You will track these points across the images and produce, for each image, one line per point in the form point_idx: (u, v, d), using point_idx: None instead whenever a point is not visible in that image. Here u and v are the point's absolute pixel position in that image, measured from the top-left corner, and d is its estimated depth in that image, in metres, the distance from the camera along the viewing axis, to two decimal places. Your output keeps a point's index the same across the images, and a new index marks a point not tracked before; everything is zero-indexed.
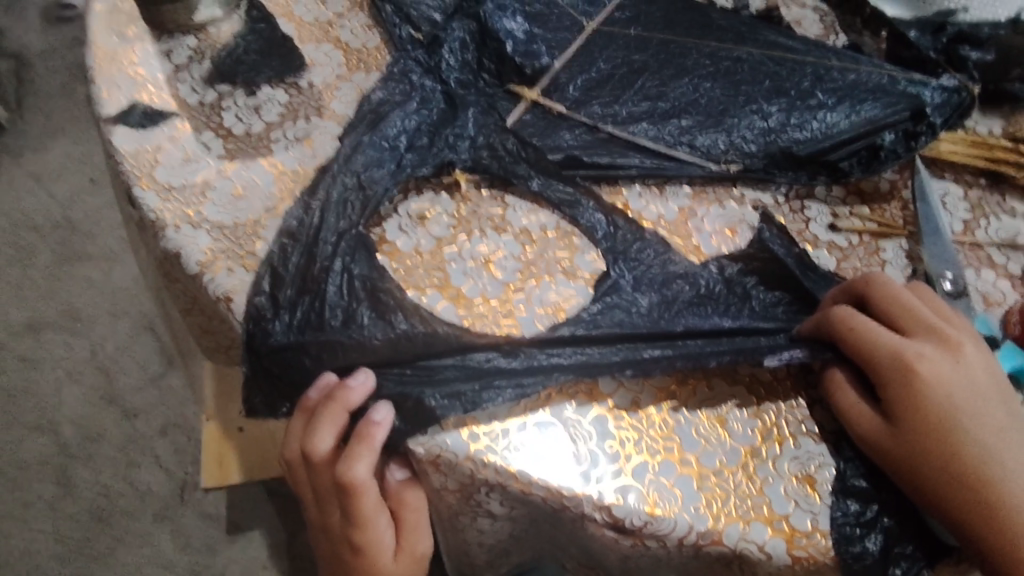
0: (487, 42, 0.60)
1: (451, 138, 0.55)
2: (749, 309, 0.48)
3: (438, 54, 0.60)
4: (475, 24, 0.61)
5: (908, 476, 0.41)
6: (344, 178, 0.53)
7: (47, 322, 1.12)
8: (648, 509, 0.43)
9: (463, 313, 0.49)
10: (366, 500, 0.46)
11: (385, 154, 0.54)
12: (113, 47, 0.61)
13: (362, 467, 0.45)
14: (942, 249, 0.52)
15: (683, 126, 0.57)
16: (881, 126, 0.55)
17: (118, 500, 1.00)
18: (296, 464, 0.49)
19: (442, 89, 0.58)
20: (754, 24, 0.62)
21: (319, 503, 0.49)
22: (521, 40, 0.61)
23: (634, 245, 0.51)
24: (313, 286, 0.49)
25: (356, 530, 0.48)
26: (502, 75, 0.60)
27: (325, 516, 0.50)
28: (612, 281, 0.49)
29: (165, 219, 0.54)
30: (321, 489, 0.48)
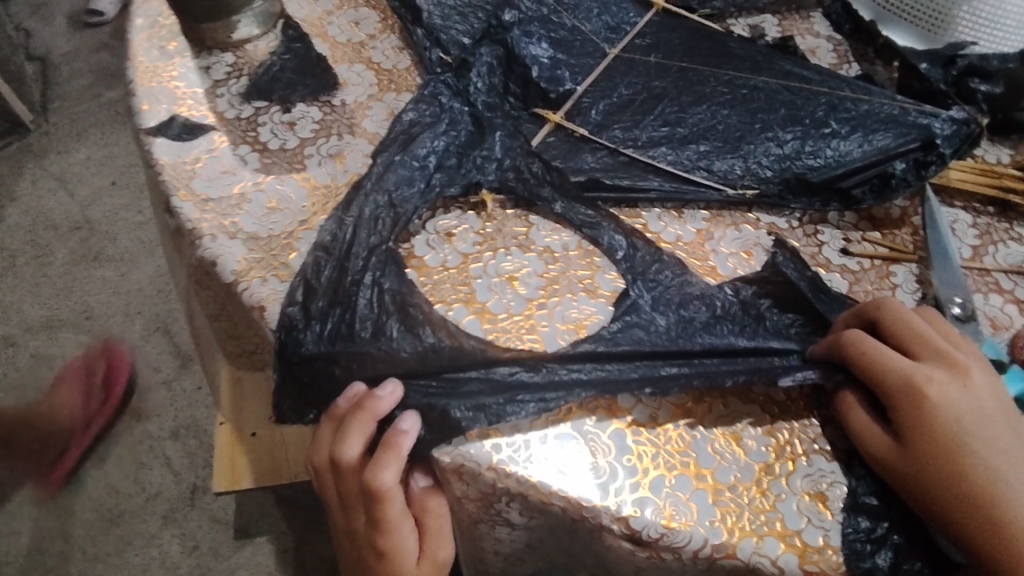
0: (514, 67, 0.62)
1: (479, 160, 0.57)
2: (763, 329, 0.50)
3: (467, 77, 0.62)
4: (502, 50, 0.63)
5: (918, 495, 0.43)
6: (376, 197, 0.55)
7: (64, 321, 1.15)
8: (664, 522, 0.45)
9: (488, 327, 0.51)
10: (392, 507, 0.48)
11: (416, 173, 0.56)
12: (154, 61, 0.65)
13: (388, 474, 0.46)
14: (951, 275, 0.53)
15: (701, 151, 0.59)
16: (892, 156, 0.57)
17: (128, 500, 1.02)
18: (323, 470, 0.50)
19: (470, 111, 0.60)
20: (770, 54, 0.64)
21: (346, 508, 0.51)
22: (546, 66, 0.63)
23: (653, 266, 0.53)
24: (345, 298, 0.51)
25: (381, 535, 0.49)
26: (528, 98, 0.62)
27: (351, 520, 0.51)
28: (631, 300, 0.51)
29: (201, 229, 0.57)
30: (348, 494, 0.50)
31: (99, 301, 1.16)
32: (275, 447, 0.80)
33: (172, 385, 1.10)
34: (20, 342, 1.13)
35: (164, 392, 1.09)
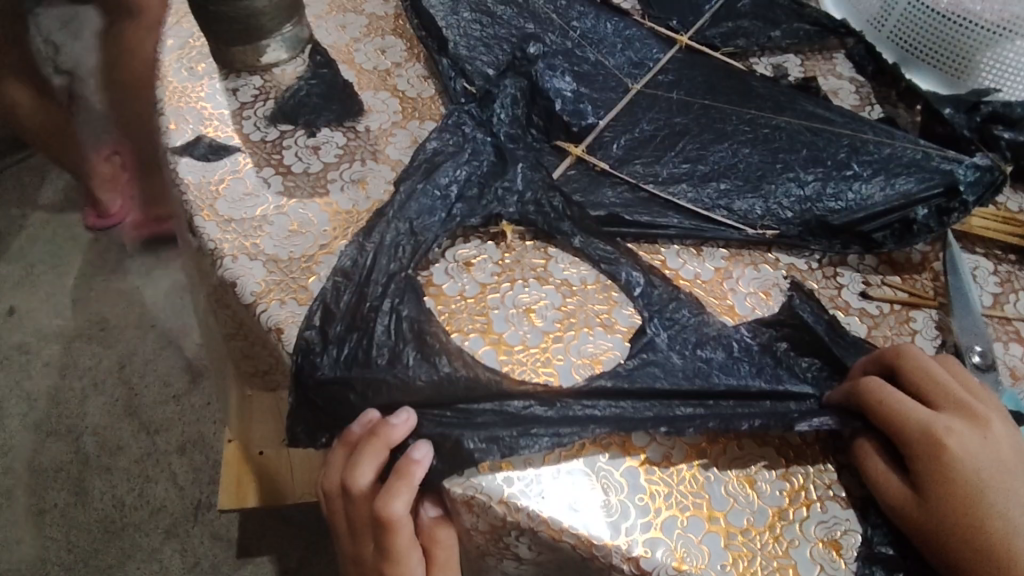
0: (537, 99, 0.63)
1: (500, 192, 0.57)
2: (779, 373, 0.49)
3: (490, 108, 0.62)
4: (526, 82, 0.64)
5: (937, 547, 0.42)
6: (398, 224, 0.55)
7: (79, 332, 1.17)
8: (675, 564, 0.44)
9: (503, 359, 0.51)
10: (401, 536, 0.47)
11: (436, 202, 0.57)
12: (184, 81, 0.67)
13: (399, 503, 0.46)
14: (972, 322, 0.53)
15: (722, 189, 0.59)
16: (914, 201, 0.57)
17: (133, 513, 1.02)
18: (332, 496, 0.50)
19: (492, 142, 0.59)
20: (793, 94, 0.65)
21: (353, 534, 0.51)
22: (569, 99, 0.64)
23: (670, 304, 0.53)
24: (362, 324, 0.51)
25: (387, 563, 0.49)
26: (550, 132, 0.62)
27: (358, 546, 0.51)
28: (648, 338, 0.51)
29: (223, 249, 0.57)
30: (356, 520, 0.49)
31: (113, 311, 1.19)
32: (279, 469, 0.80)
33: (181, 399, 1.10)
34: (35, 349, 1.16)
35: (174, 406, 1.10)
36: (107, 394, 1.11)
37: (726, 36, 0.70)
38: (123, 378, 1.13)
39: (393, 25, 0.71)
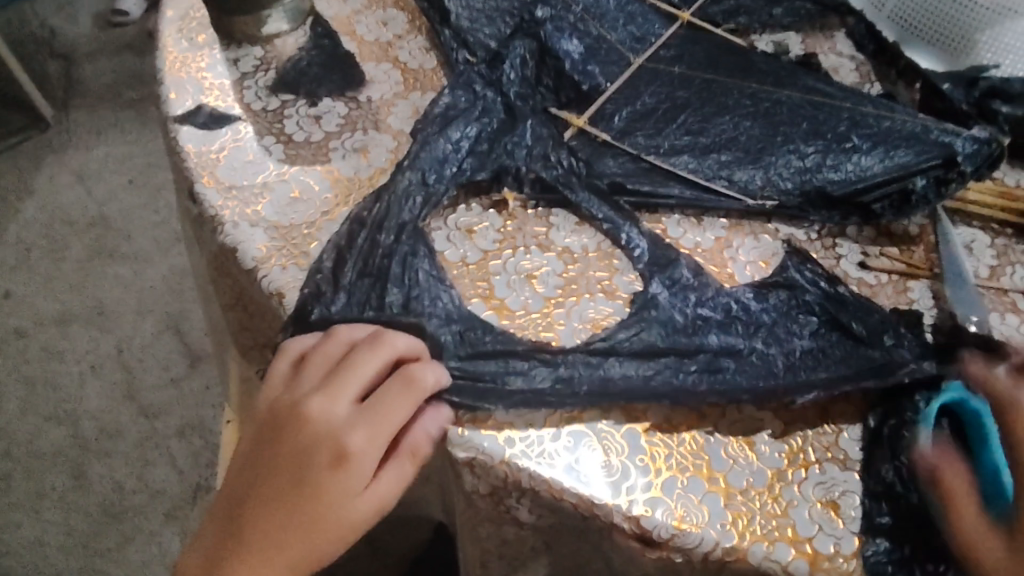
0: (546, 60, 0.64)
1: (509, 145, 0.58)
2: (790, 329, 0.50)
3: (499, 69, 0.63)
4: (535, 43, 0.65)
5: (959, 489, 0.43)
6: (411, 173, 0.56)
7: (75, 316, 1.19)
8: (675, 523, 0.45)
9: (505, 323, 0.51)
10: (407, 406, 0.44)
11: (450, 154, 0.57)
12: (184, 52, 0.67)
13: (431, 374, 0.45)
14: (966, 295, 0.54)
15: (722, 160, 0.60)
16: (913, 172, 0.57)
17: (131, 497, 1.05)
18: (333, 347, 0.46)
19: (502, 100, 0.60)
20: (794, 69, 0.65)
21: (324, 386, 0.45)
22: (578, 60, 0.65)
23: (671, 265, 0.53)
24: (375, 270, 0.52)
25: (364, 428, 0.43)
26: (561, 88, 0.64)
27: (315, 405, 0.44)
28: (651, 295, 0.52)
29: (224, 215, 0.57)
30: (353, 373, 0.45)
31: (110, 295, 1.21)
32: None
33: (180, 383, 1.13)
34: (32, 334, 1.17)
35: (173, 390, 1.13)
36: (105, 380, 1.14)
37: (729, 13, 0.70)
38: (121, 361, 1.15)
39: None
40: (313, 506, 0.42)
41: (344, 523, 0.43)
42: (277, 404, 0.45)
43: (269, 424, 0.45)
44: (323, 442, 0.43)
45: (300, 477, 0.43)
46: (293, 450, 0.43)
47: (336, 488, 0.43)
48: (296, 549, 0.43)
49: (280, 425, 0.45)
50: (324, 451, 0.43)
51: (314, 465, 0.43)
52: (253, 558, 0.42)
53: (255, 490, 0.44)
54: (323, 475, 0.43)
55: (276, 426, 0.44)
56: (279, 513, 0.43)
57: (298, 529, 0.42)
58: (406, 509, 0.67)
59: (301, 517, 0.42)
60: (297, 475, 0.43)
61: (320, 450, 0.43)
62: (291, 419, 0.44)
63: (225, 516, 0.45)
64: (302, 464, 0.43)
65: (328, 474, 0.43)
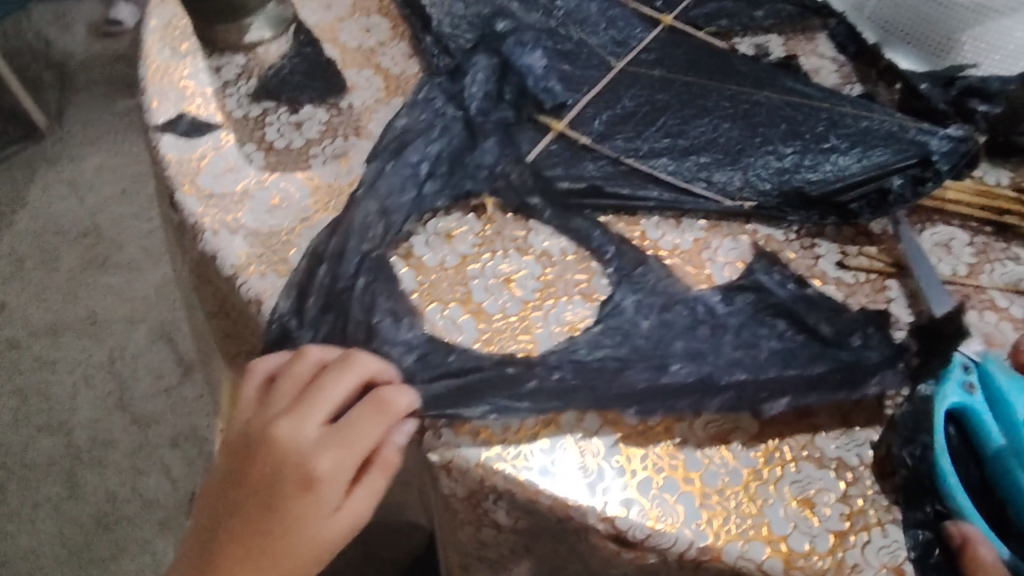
0: (508, 76, 0.65)
1: (471, 168, 0.58)
2: (759, 332, 0.50)
3: (461, 82, 0.64)
4: (497, 59, 0.65)
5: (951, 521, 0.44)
6: (368, 205, 0.56)
7: (69, 325, 1.20)
8: (651, 523, 0.45)
9: (482, 327, 0.51)
10: (376, 429, 0.44)
11: (407, 179, 0.57)
12: (166, 60, 0.67)
13: (402, 399, 0.45)
14: (938, 291, 0.54)
15: (701, 162, 0.60)
16: (890, 171, 0.57)
17: (123, 505, 1.05)
18: (303, 368, 0.46)
19: (461, 115, 0.61)
20: (774, 71, 0.65)
21: (292, 409, 0.45)
22: (539, 76, 0.65)
23: (638, 270, 0.53)
24: (337, 303, 0.51)
25: (332, 451, 0.43)
26: (521, 105, 0.63)
27: (283, 428, 0.44)
28: (615, 303, 0.52)
29: (204, 223, 0.57)
30: (321, 396, 0.45)
31: (103, 304, 1.22)
32: None
33: (172, 392, 1.14)
34: (25, 344, 1.18)
35: (166, 399, 1.13)
36: (98, 390, 1.14)
37: (710, 17, 0.70)
38: (114, 371, 1.15)
39: (378, 5, 0.72)
40: (281, 531, 0.42)
41: (317, 547, 0.43)
42: (245, 429, 0.45)
43: (238, 450, 0.45)
44: (292, 466, 0.43)
45: (269, 502, 0.43)
46: (262, 474, 0.43)
47: (306, 513, 0.42)
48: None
49: (249, 449, 0.44)
50: (292, 476, 0.43)
51: (281, 490, 0.43)
52: None
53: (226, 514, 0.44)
54: (292, 500, 0.43)
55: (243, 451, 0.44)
56: (248, 541, 0.43)
57: (265, 557, 0.42)
58: (392, 513, 0.67)
59: (269, 544, 0.42)
60: (266, 502, 0.43)
61: (289, 475, 0.43)
62: (259, 444, 0.44)
63: (195, 545, 0.45)
64: (270, 490, 0.43)
65: (296, 499, 0.43)
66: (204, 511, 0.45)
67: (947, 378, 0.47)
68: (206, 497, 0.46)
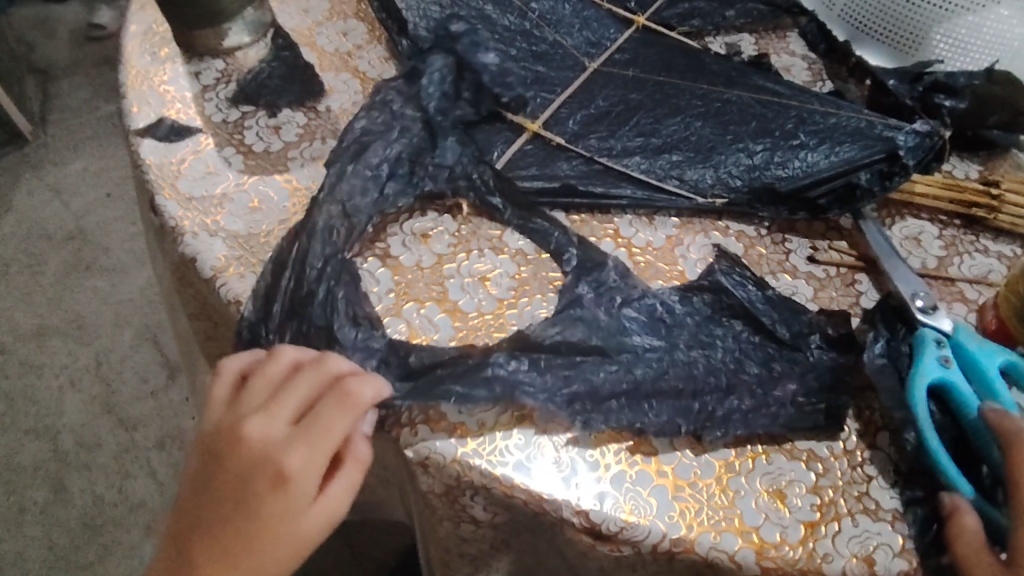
0: (464, 74, 0.63)
1: (431, 168, 0.58)
2: (713, 332, 0.52)
3: (417, 83, 0.61)
4: (451, 58, 0.63)
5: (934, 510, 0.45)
6: (330, 207, 0.55)
7: (55, 330, 1.20)
8: (624, 516, 0.46)
9: (458, 325, 0.52)
10: (344, 422, 0.44)
11: (368, 182, 0.57)
12: (146, 66, 0.68)
13: (368, 390, 0.45)
14: (904, 272, 0.54)
15: (674, 160, 0.61)
16: (858, 166, 0.58)
17: (111, 509, 1.05)
18: (274, 368, 0.46)
19: (420, 117, 0.60)
20: (745, 70, 0.66)
21: (264, 408, 0.45)
22: (495, 73, 0.64)
23: (602, 268, 0.54)
24: (301, 310, 0.51)
25: (302, 448, 0.43)
26: (479, 103, 0.63)
27: (254, 427, 0.44)
28: (577, 295, 0.53)
29: (183, 226, 0.58)
30: (290, 394, 0.45)
31: (90, 308, 1.22)
32: None
33: (159, 395, 1.14)
34: (10, 349, 1.18)
35: (152, 403, 1.14)
36: (84, 394, 1.14)
37: (683, 17, 0.71)
38: (101, 375, 1.16)
39: (356, 9, 0.73)
40: (256, 529, 0.42)
41: (294, 543, 0.43)
42: (215, 430, 0.45)
43: (208, 452, 0.45)
44: (263, 464, 0.43)
45: (242, 501, 0.43)
46: (234, 473, 0.43)
47: (279, 510, 0.43)
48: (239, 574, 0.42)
49: (220, 450, 0.44)
50: (264, 474, 0.43)
51: (254, 488, 0.43)
52: None
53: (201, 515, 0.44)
54: (264, 498, 0.43)
55: (213, 452, 0.44)
56: (223, 542, 0.43)
57: (241, 556, 0.42)
58: (375, 512, 0.68)
59: (244, 545, 0.42)
60: (238, 503, 0.43)
61: (259, 475, 0.43)
62: (228, 445, 0.44)
63: (171, 550, 0.45)
64: (242, 491, 0.43)
65: (269, 497, 0.43)
66: (178, 516, 0.45)
67: (922, 358, 0.49)
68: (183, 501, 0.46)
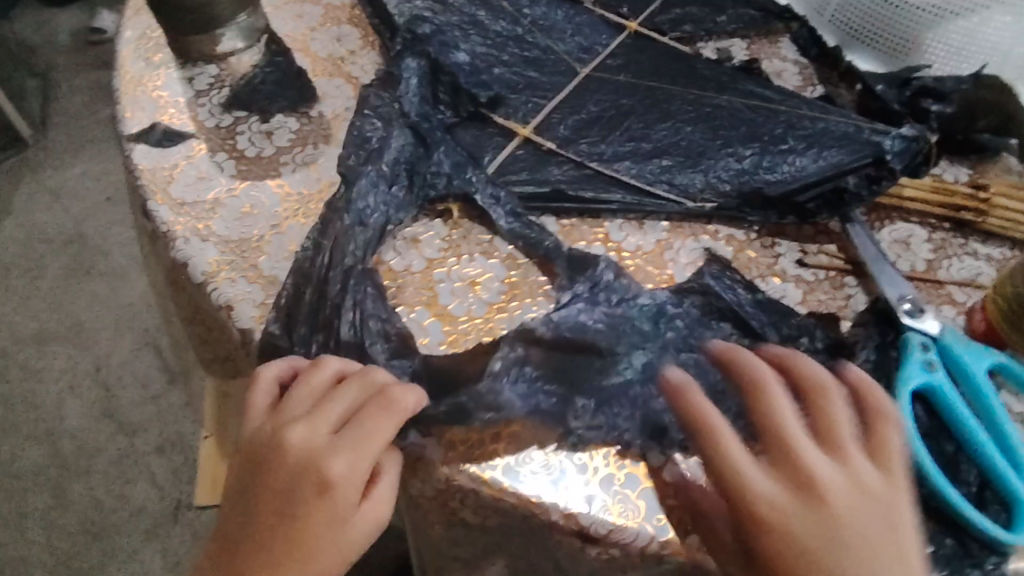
0: (441, 77, 0.65)
1: (429, 176, 0.58)
2: (703, 335, 0.51)
3: (396, 88, 0.63)
4: (426, 61, 0.65)
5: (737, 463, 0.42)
6: (345, 216, 0.56)
7: (53, 335, 1.20)
8: (613, 518, 0.46)
9: (448, 329, 0.52)
10: (386, 427, 0.44)
11: (362, 192, 0.57)
12: (140, 72, 0.68)
13: (412, 396, 0.46)
14: (891, 274, 0.55)
15: (664, 165, 0.61)
16: (845, 171, 0.59)
17: (109, 514, 1.05)
18: (317, 375, 0.47)
19: (406, 121, 0.61)
20: (735, 75, 0.66)
21: (307, 416, 0.45)
22: (469, 72, 0.66)
23: (599, 272, 0.54)
24: (316, 313, 0.52)
25: (347, 453, 0.44)
26: (459, 106, 0.64)
27: (296, 434, 0.44)
28: (571, 298, 0.53)
29: (175, 232, 0.58)
30: (333, 401, 0.45)
31: (88, 313, 1.22)
32: None
33: (158, 400, 1.15)
34: (8, 354, 1.18)
35: (150, 407, 1.14)
36: (83, 398, 1.15)
37: (675, 22, 0.72)
38: (99, 380, 1.16)
39: (349, 14, 0.73)
40: (302, 536, 0.42)
41: (340, 552, 0.43)
42: (255, 440, 0.45)
43: (250, 461, 0.44)
44: (308, 471, 0.43)
45: (288, 508, 0.43)
46: (280, 481, 0.43)
47: (326, 517, 0.43)
48: None
49: (262, 457, 0.44)
50: (310, 480, 0.43)
51: (300, 495, 0.43)
52: None
53: (246, 525, 0.43)
54: (310, 504, 0.43)
55: (256, 460, 0.44)
56: (271, 550, 0.42)
57: (290, 564, 0.42)
58: None
59: (291, 552, 0.42)
60: (283, 511, 0.43)
61: (304, 481, 0.43)
62: (272, 452, 0.44)
63: (213, 563, 0.44)
64: (287, 498, 0.43)
65: (315, 503, 0.43)
66: (218, 529, 0.45)
67: (907, 362, 0.50)
68: (217, 511, 0.46)
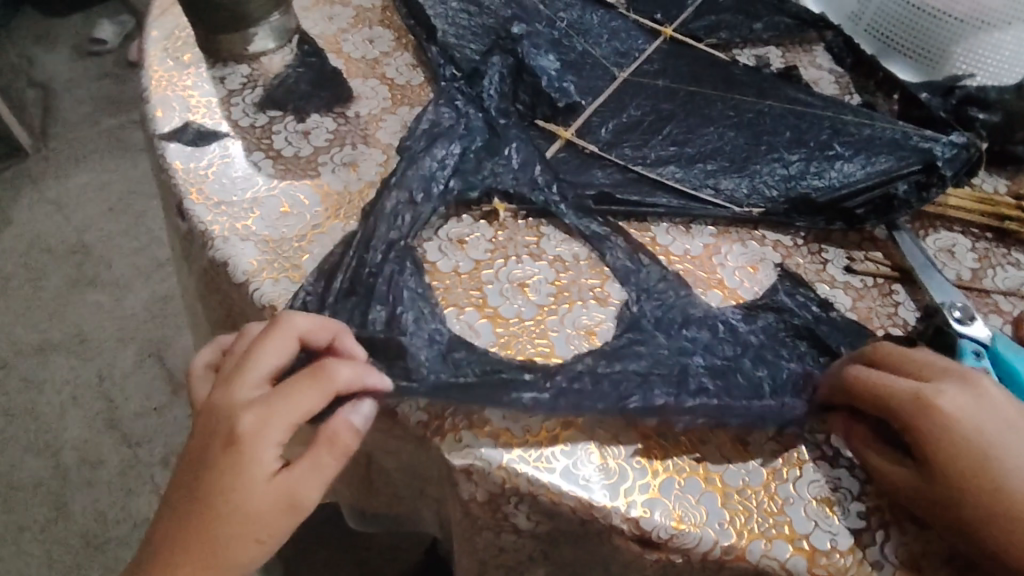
0: (524, 75, 0.65)
1: (495, 166, 0.59)
2: (778, 352, 0.51)
3: (479, 85, 0.64)
4: (512, 60, 0.66)
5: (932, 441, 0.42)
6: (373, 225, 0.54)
7: (55, 345, 1.18)
8: (674, 523, 0.45)
9: (499, 331, 0.51)
10: (308, 394, 0.43)
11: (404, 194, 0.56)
12: (170, 70, 0.67)
13: (343, 368, 0.44)
14: (940, 281, 0.54)
15: (708, 170, 0.61)
16: (895, 177, 0.59)
17: (111, 526, 1.03)
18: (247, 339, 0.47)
19: (483, 116, 0.61)
20: (775, 82, 0.66)
21: (229, 376, 0.45)
22: (554, 77, 0.66)
23: (657, 281, 0.54)
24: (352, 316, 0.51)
25: (257, 411, 0.43)
26: (536, 106, 0.64)
27: (217, 394, 0.45)
28: (633, 315, 0.52)
29: (213, 230, 0.57)
30: (257, 360, 0.45)
31: (91, 323, 1.20)
32: None
33: (161, 411, 1.12)
34: (9, 364, 1.16)
35: (155, 418, 1.12)
36: (85, 409, 1.12)
37: (710, 29, 0.72)
38: (102, 391, 1.14)
39: (382, 17, 0.72)
40: (207, 497, 0.42)
41: (248, 517, 0.42)
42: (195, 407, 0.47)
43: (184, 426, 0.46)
44: (221, 426, 0.43)
45: (200, 467, 0.43)
46: (198, 439, 0.44)
47: (230, 476, 0.42)
48: (192, 543, 0.42)
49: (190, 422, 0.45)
50: (220, 436, 0.43)
51: (211, 453, 0.43)
52: (159, 555, 0.42)
53: (168, 489, 0.44)
54: (219, 461, 0.42)
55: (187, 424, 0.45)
56: (180, 510, 0.43)
57: (194, 524, 0.42)
58: (404, 524, 0.67)
59: (213, 514, 0.42)
60: (197, 473, 0.43)
61: (215, 436, 0.43)
62: (196, 413, 0.45)
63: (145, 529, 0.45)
64: (199, 454, 0.43)
65: (222, 461, 0.42)
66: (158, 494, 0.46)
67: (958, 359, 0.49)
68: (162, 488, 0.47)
